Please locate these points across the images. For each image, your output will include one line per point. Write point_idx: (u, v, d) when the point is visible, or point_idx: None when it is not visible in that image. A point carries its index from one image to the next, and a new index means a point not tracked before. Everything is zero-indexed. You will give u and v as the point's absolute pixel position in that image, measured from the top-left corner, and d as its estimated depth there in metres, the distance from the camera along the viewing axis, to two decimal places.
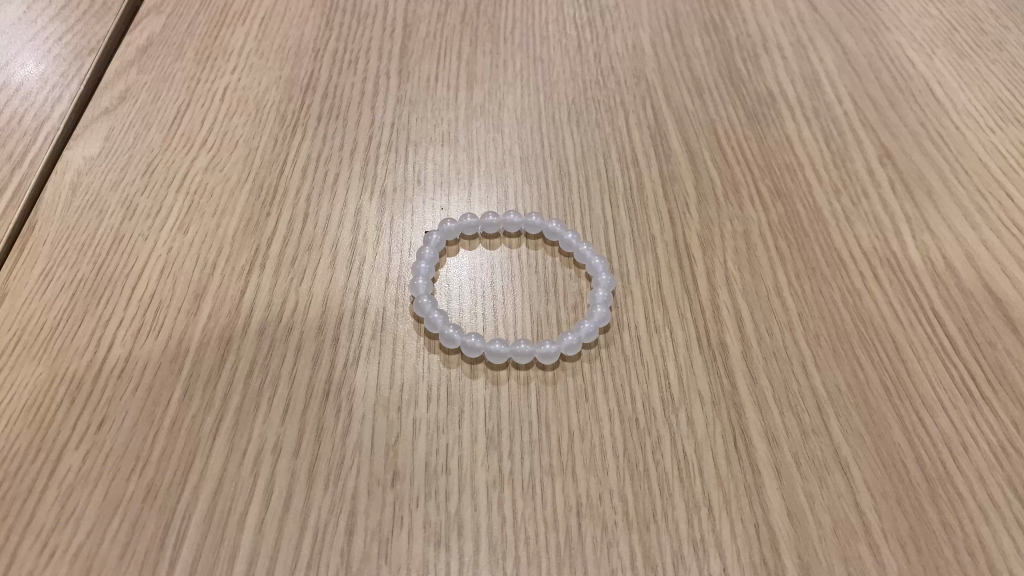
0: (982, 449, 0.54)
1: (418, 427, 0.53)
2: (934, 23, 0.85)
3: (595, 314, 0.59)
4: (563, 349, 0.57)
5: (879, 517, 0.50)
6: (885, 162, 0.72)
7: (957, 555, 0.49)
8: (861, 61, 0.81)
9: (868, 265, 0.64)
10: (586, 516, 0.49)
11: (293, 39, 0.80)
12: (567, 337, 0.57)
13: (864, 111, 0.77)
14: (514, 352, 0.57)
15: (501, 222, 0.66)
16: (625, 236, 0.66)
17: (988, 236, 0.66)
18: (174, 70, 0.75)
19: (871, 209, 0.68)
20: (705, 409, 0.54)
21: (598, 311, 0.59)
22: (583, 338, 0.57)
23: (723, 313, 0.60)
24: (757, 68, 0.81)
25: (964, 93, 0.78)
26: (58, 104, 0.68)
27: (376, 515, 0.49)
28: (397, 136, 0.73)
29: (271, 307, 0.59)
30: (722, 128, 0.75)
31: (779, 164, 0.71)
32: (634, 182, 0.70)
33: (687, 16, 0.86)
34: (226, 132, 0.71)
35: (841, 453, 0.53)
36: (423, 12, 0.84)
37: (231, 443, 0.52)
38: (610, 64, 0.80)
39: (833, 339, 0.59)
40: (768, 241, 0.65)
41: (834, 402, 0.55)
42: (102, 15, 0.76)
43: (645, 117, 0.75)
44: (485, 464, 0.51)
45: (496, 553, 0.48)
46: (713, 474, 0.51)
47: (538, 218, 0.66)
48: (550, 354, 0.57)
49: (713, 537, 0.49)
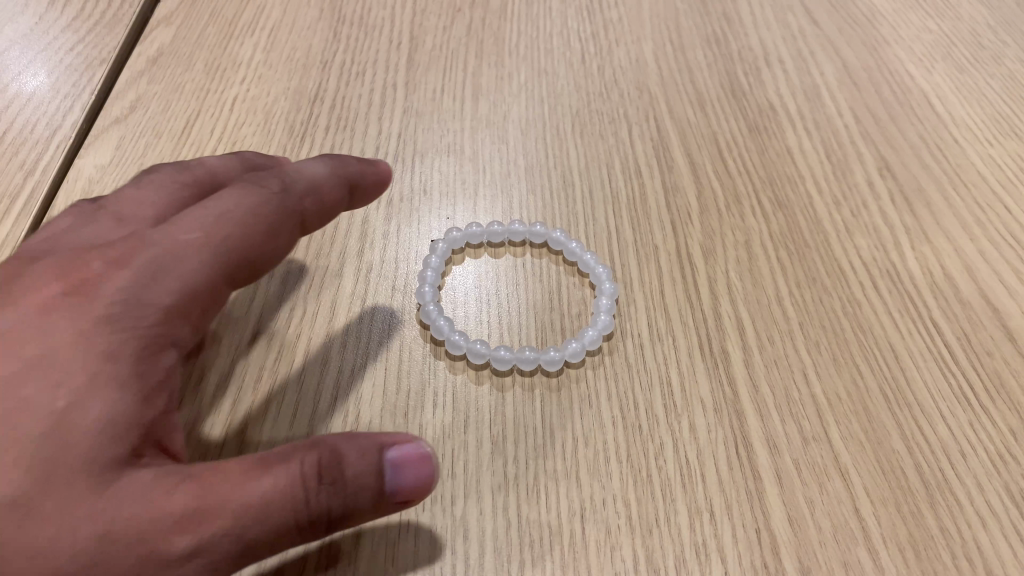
0: (980, 456, 0.54)
1: (425, 432, 0.54)
2: (933, 38, 0.86)
3: (598, 322, 0.60)
4: (567, 356, 0.58)
5: (879, 522, 0.51)
6: (884, 174, 0.73)
7: (955, 560, 0.49)
8: (862, 74, 0.83)
9: (867, 275, 0.65)
10: (590, 520, 0.50)
11: (301, 50, 0.81)
12: (571, 345, 0.58)
13: (863, 123, 0.78)
14: (519, 359, 0.58)
15: (506, 232, 0.67)
16: (629, 245, 0.67)
17: (986, 247, 0.67)
18: (184, 80, 0.77)
19: (871, 220, 0.69)
20: (707, 417, 0.55)
21: (602, 318, 0.60)
22: (586, 346, 0.59)
23: (725, 321, 0.61)
24: (758, 81, 0.82)
25: (962, 107, 0.79)
26: (70, 113, 0.71)
27: (383, 518, 0.50)
28: (405, 147, 0.74)
29: (279, 314, 0.60)
30: (724, 140, 0.76)
31: (780, 175, 0.72)
32: (636, 193, 0.71)
33: (689, 31, 0.87)
34: (235, 141, 0.72)
35: (841, 460, 0.54)
36: (429, 25, 0.86)
37: (240, 446, 0.53)
38: (614, 77, 0.81)
39: (833, 349, 0.60)
40: (770, 251, 0.66)
41: (834, 408, 0.56)
42: (112, 25, 0.79)
43: (649, 128, 0.76)
44: (490, 469, 0.52)
45: (500, 557, 0.48)
46: (715, 480, 0.52)
47: (542, 227, 0.67)
48: (555, 361, 0.58)
49: (714, 541, 0.49)
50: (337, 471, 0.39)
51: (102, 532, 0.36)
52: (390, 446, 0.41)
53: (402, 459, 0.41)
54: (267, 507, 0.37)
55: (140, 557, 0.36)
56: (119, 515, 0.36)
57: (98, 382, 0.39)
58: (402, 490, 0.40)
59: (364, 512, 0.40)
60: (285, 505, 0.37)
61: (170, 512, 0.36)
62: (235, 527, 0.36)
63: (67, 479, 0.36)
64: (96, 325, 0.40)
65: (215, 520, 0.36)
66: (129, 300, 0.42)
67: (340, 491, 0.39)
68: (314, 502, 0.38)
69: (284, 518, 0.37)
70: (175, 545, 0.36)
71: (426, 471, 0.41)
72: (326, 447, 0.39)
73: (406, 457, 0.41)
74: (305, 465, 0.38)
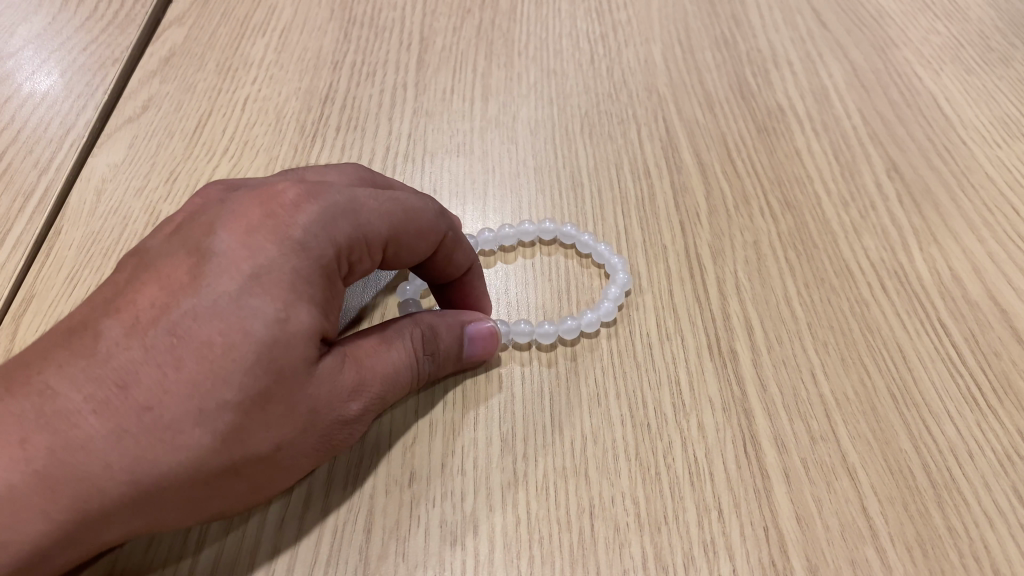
0: (988, 456, 0.55)
1: (435, 428, 0.55)
2: (942, 41, 0.86)
3: (601, 308, 0.61)
4: (562, 332, 0.60)
5: (886, 521, 0.51)
6: (892, 175, 0.73)
7: (962, 559, 0.49)
8: (870, 76, 0.83)
9: (875, 276, 0.65)
10: (598, 517, 0.50)
11: (312, 51, 0.82)
12: (566, 322, 0.60)
13: (872, 125, 0.78)
14: (514, 330, 0.60)
15: (517, 233, 0.67)
16: (637, 244, 0.67)
17: (995, 249, 0.67)
18: (197, 80, 0.77)
19: (879, 221, 0.69)
20: (715, 416, 0.56)
21: (605, 305, 0.61)
22: (583, 326, 0.60)
23: (733, 321, 0.61)
24: (767, 82, 0.82)
25: (970, 109, 0.79)
26: (83, 112, 0.72)
27: (394, 514, 0.50)
28: (415, 147, 0.74)
29: None
30: (733, 140, 0.76)
31: (788, 176, 0.73)
32: (646, 193, 0.71)
33: (698, 33, 0.87)
34: (247, 141, 0.73)
35: (849, 459, 0.54)
36: (440, 25, 0.86)
37: None
38: (623, 78, 0.82)
39: (841, 348, 0.60)
40: (778, 251, 0.67)
41: (841, 407, 0.56)
42: (125, 25, 0.80)
43: (658, 129, 0.77)
44: (499, 467, 0.53)
45: (510, 552, 0.49)
46: (724, 478, 0.52)
47: (552, 224, 0.67)
48: (549, 335, 0.60)
49: (722, 539, 0.50)
50: (434, 344, 0.52)
51: (312, 408, 0.44)
52: (469, 323, 0.55)
53: (478, 334, 0.55)
54: (397, 371, 0.49)
55: (331, 418, 0.46)
56: (320, 394, 0.44)
57: (307, 298, 0.44)
58: (476, 356, 0.56)
59: (446, 368, 0.55)
60: (410, 370, 0.51)
61: (347, 382, 0.46)
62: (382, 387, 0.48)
63: (289, 383, 0.43)
64: (296, 250, 0.44)
65: (373, 384, 0.48)
66: (322, 235, 0.46)
67: (437, 357, 0.53)
68: (422, 366, 0.52)
69: (408, 377, 0.51)
70: (348, 408, 0.46)
71: (494, 339, 0.56)
72: (427, 326, 0.52)
73: (487, 331, 0.55)
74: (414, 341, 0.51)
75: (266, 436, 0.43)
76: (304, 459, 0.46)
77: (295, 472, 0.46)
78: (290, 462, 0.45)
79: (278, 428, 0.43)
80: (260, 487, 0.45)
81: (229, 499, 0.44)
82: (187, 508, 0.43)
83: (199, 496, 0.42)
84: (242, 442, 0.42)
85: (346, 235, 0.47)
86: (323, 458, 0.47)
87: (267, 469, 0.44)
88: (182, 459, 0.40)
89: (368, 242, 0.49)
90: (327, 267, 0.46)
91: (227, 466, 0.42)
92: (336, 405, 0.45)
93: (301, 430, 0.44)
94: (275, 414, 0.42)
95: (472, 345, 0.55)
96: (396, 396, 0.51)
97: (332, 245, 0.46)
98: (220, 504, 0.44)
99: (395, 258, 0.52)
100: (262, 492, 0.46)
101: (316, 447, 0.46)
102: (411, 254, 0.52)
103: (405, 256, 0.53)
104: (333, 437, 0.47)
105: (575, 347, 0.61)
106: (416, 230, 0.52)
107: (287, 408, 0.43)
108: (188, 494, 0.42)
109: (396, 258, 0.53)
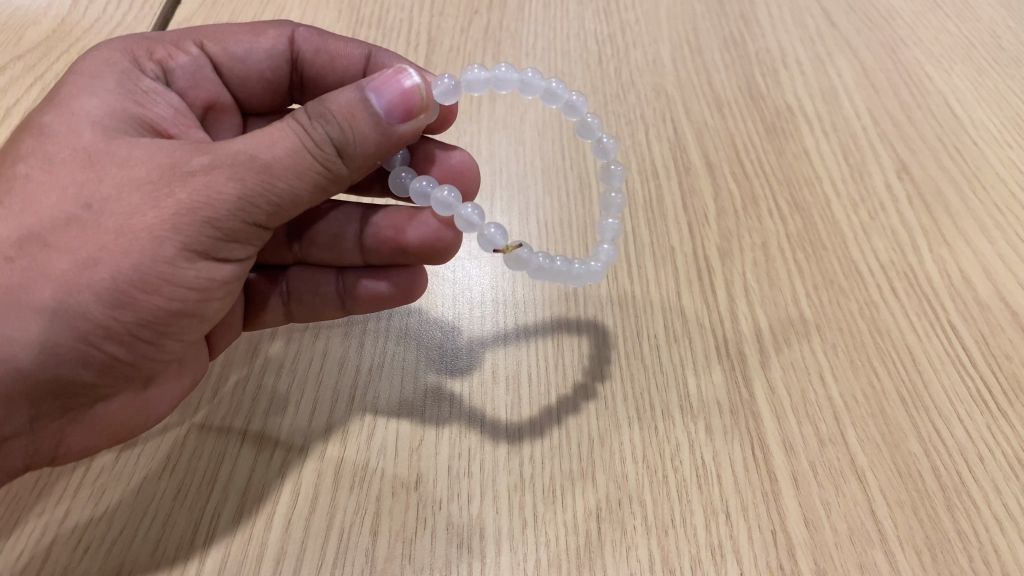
0: (998, 460, 0.54)
1: (441, 431, 0.55)
2: (953, 40, 0.86)
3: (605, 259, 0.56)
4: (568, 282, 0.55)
5: (896, 525, 0.51)
6: (902, 175, 0.73)
7: (972, 564, 0.49)
8: (880, 76, 0.82)
9: (884, 278, 0.65)
10: (605, 521, 0.50)
11: None
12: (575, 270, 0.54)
13: (882, 126, 0.78)
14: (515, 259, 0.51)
15: (491, 78, 0.57)
16: (645, 245, 0.67)
17: (1005, 250, 0.67)
18: None
19: (889, 222, 0.69)
20: (724, 420, 0.55)
21: (605, 253, 0.56)
22: (608, 268, 0.55)
23: (741, 324, 0.61)
24: (776, 82, 0.82)
25: (980, 108, 0.79)
26: None
27: (400, 516, 0.50)
28: None
29: (291, 339, 0.61)
30: (741, 141, 0.76)
31: (798, 177, 0.72)
32: (653, 195, 0.71)
33: (707, 33, 0.87)
34: None
35: (858, 462, 0.54)
36: (447, 26, 0.86)
37: (259, 443, 0.54)
38: (630, 79, 0.81)
39: (850, 351, 0.60)
40: (787, 253, 0.66)
41: (850, 411, 0.56)
42: (133, 27, 0.81)
43: (666, 130, 0.76)
44: (506, 469, 0.53)
45: (517, 554, 0.48)
46: (731, 482, 0.52)
47: (563, 89, 0.58)
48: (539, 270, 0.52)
49: (730, 543, 0.49)
50: (321, 106, 0.46)
51: (121, 165, 0.44)
52: (369, 85, 0.47)
53: (382, 88, 0.47)
54: (273, 138, 0.44)
55: (164, 175, 0.43)
56: (135, 152, 0.45)
57: (91, 91, 0.49)
58: (395, 112, 0.47)
59: (368, 141, 0.47)
60: (290, 132, 0.45)
61: (179, 153, 0.44)
62: (248, 148, 0.44)
63: (93, 147, 0.45)
64: (88, 54, 0.53)
65: (224, 146, 0.44)
66: (123, 45, 0.54)
67: (332, 118, 0.45)
68: (313, 129, 0.45)
69: (294, 144, 0.45)
70: (192, 163, 0.43)
71: (408, 91, 0.47)
72: (313, 101, 0.46)
73: (387, 87, 0.47)
74: (299, 110, 0.46)
75: (62, 198, 0.44)
76: (143, 220, 0.43)
77: (145, 243, 0.43)
78: (120, 226, 0.43)
79: (75, 186, 0.44)
80: (94, 260, 0.42)
81: (58, 285, 0.42)
82: (12, 313, 0.42)
83: (13, 287, 0.42)
84: (33, 210, 0.44)
85: (146, 37, 0.56)
86: (181, 225, 0.43)
87: (96, 239, 0.43)
88: (49, 285, 0.42)
89: (168, 40, 0.56)
90: (123, 68, 0.52)
91: (53, 246, 0.43)
92: (169, 161, 0.44)
93: (115, 187, 0.43)
94: (66, 173, 0.44)
95: (376, 101, 0.47)
96: (284, 164, 0.44)
97: (128, 49, 0.54)
98: (49, 292, 0.42)
99: (228, 59, 0.59)
100: (108, 277, 0.42)
101: (155, 200, 0.43)
102: (240, 53, 0.59)
103: (240, 57, 0.59)
104: (170, 191, 0.43)
105: (607, 353, 0.60)
106: (240, 33, 0.59)
107: (80, 165, 0.45)
108: (5, 284, 0.42)
109: (232, 65, 0.59)
